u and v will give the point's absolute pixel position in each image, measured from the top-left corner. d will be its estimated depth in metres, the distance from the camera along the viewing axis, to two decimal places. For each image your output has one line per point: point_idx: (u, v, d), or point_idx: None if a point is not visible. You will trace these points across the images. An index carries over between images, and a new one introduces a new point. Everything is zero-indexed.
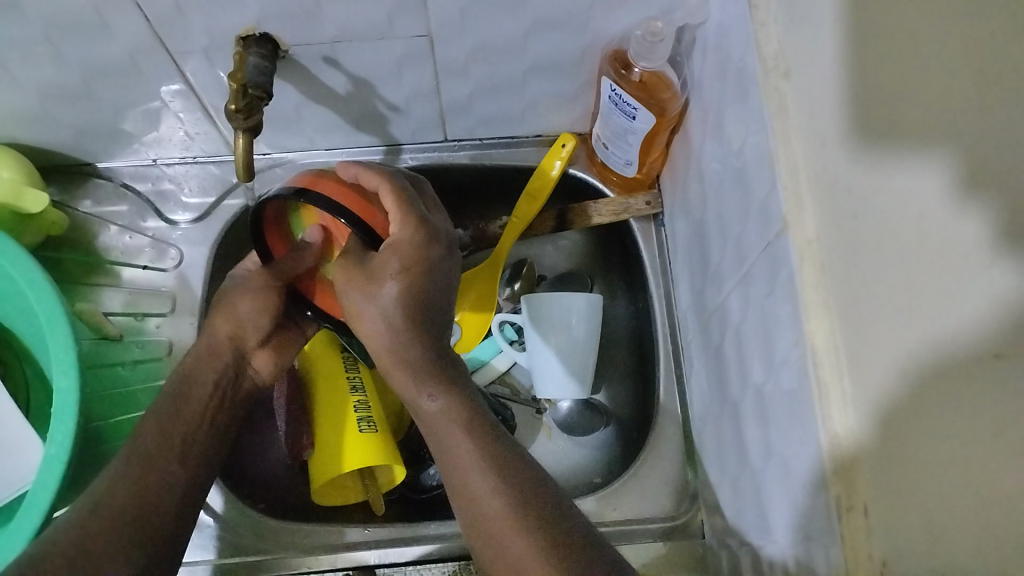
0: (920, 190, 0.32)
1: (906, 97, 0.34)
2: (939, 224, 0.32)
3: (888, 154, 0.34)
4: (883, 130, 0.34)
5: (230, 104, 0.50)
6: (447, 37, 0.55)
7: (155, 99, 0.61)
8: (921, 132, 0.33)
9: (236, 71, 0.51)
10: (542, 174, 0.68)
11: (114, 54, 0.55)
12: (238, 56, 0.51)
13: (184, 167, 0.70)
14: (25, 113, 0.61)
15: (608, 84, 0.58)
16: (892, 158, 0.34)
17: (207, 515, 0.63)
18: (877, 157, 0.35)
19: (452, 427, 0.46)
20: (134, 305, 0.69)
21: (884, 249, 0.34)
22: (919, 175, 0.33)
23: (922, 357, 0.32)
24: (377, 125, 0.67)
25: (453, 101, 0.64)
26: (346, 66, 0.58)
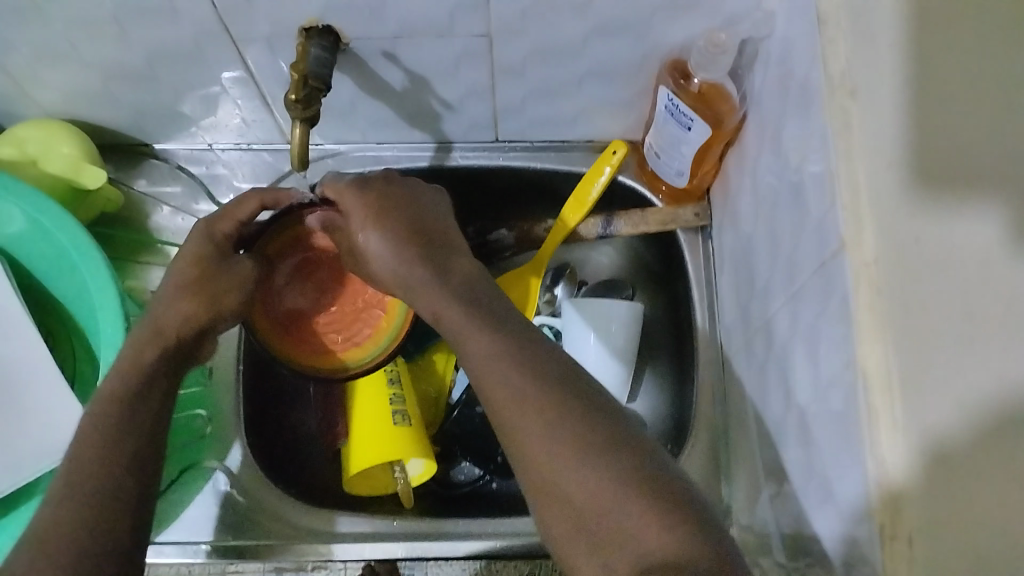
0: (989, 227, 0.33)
1: (979, 135, 0.34)
2: (1001, 264, 0.33)
3: (954, 191, 0.34)
4: (950, 167, 0.34)
5: (291, 93, 0.51)
6: (508, 38, 0.55)
7: (216, 84, 0.62)
8: (992, 168, 0.33)
9: (299, 61, 0.51)
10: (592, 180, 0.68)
11: (179, 38, 0.56)
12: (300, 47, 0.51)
13: (239, 153, 0.71)
14: (89, 91, 0.63)
15: (666, 93, 0.57)
16: (958, 195, 0.34)
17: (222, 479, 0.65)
18: (943, 185, 0.34)
19: (456, 312, 0.47)
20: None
21: (946, 278, 0.34)
22: (991, 213, 0.33)
23: (989, 398, 0.32)
24: (430, 122, 0.67)
25: (507, 101, 0.64)
26: (403, 61, 0.58)
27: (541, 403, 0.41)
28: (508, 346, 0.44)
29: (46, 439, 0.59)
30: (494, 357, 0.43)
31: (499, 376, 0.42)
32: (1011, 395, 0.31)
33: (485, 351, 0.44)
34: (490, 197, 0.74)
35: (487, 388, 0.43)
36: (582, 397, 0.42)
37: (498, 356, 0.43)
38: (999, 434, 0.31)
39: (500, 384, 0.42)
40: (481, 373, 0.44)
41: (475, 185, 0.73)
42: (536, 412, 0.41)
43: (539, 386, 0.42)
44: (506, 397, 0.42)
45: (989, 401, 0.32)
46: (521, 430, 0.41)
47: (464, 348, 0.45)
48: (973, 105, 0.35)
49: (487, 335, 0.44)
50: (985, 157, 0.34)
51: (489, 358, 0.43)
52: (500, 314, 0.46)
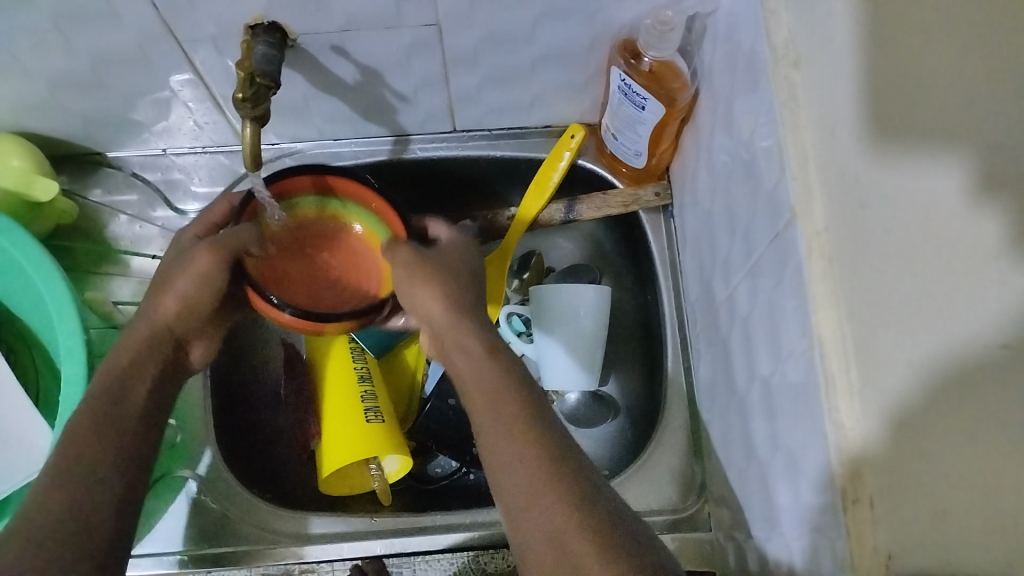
0: (928, 184, 0.34)
1: (917, 97, 0.35)
2: (947, 216, 0.33)
3: (893, 149, 0.35)
4: (890, 124, 0.35)
5: (237, 92, 0.50)
6: (456, 26, 0.55)
7: (165, 88, 0.61)
8: (931, 130, 0.34)
9: (242, 59, 0.50)
10: (552, 165, 0.68)
11: (123, 43, 0.55)
12: (245, 45, 0.50)
13: (194, 157, 0.70)
14: (34, 102, 0.61)
15: (619, 75, 0.57)
16: (900, 151, 0.34)
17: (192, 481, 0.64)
18: (884, 147, 0.35)
19: (480, 383, 0.47)
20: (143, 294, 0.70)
21: (892, 239, 0.34)
22: (931, 173, 0.34)
23: (941, 353, 0.32)
24: (386, 115, 0.66)
25: (461, 90, 0.63)
26: (353, 55, 0.57)
27: (554, 486, 0.41)
28: (523, 430, 0.44)
29: (11, 460, 0.58)
30: (505, 431, 0.44)
31: (507, 459, 0.43)
32: (960, 350, 0.32)
33: (505, 425, 0.44)
34: (452, 188, 0.74)
35: (498, 468, 0.43)
36: (584, 477, 0.42)
37: (513, 438, 0.44)
38: (954, 387, 0.32)
39: (506, 459, 0.43)
40: (501, 450, 0.44)
41: (437, 176, 0.73)
42: (547, 493, 0.41)
43: (551, 468, 0.42)
44: (517, 476, 0.42)
45: (945, 352, 0.32)
46: (523, 513, 0.41)
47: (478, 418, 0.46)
48: (912, 58, 0.35)
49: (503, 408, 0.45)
50: (927, 112, 0.34)
51: (499, 437, 0.44)
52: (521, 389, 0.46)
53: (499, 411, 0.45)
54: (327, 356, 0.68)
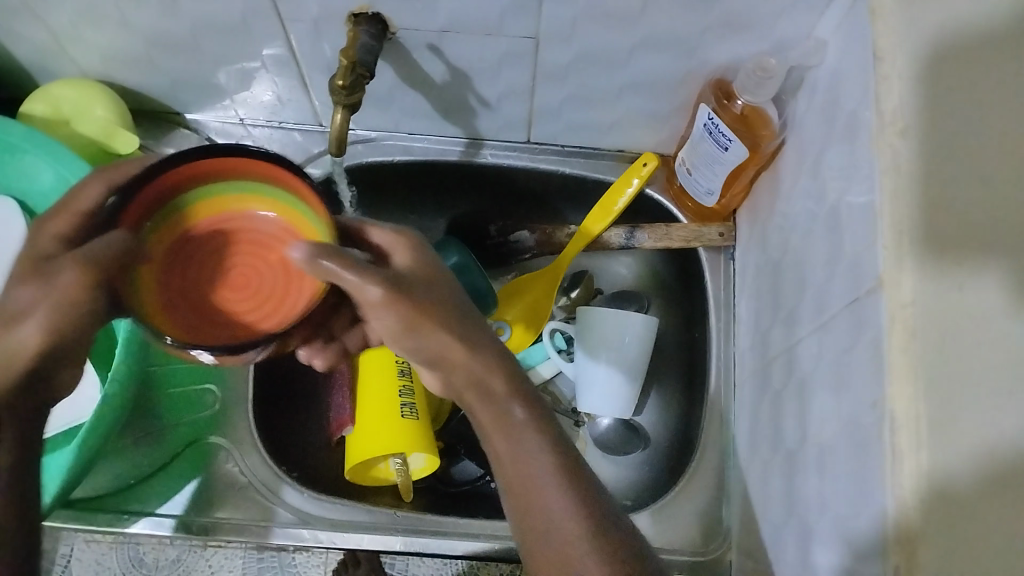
0: (999, 285, 0.34)
1: (992, 198, 0.35)
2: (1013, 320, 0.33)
3: (973, 248, 0.35)
4: (980, 219, 0.35)
5: (338, 78, 0.52)
6: (554, 42, 0.55)
7: (256, 60, 0.62)
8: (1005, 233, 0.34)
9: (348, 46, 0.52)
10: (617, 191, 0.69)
11: (226, 12, 0.56)
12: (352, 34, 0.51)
13: (270, 131, 0.71)
14: (127, 56, 0.62)
15: (707, 112, 0.57)
16: (990, 246, 0.34)
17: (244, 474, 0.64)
18: (969, 242, 0.35)
19: (521, 445, 0.47)
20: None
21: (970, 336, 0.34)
22: (1004, 273, 0.34)
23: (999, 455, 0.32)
24: (465, 117, 0.67)
25: (545, 104, 0.64)
26: (447, 56, 0.58)
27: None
28: (570, 511, 0.45)
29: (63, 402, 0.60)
30: (560, 509, 0.46)
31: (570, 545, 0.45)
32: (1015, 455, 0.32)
33: (553, 503, 0.46)
34: (514, 198, 0.74)
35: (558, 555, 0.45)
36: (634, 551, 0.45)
37: (568, 518, 0.45)
38: (1010, 488, 0.32)
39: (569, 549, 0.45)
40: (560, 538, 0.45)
41: (503, 185, 0.73)
42: None
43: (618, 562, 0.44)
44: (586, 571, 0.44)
45: (1001, 454, 0.32)
46: None
47: (524, 482, 0.47)
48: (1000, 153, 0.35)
49: (546, 474, 0.46)
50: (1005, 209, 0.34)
51: (553, 522, 0.45)
52: (441, 279, 0.48)
53: (547, 480, 0.46)
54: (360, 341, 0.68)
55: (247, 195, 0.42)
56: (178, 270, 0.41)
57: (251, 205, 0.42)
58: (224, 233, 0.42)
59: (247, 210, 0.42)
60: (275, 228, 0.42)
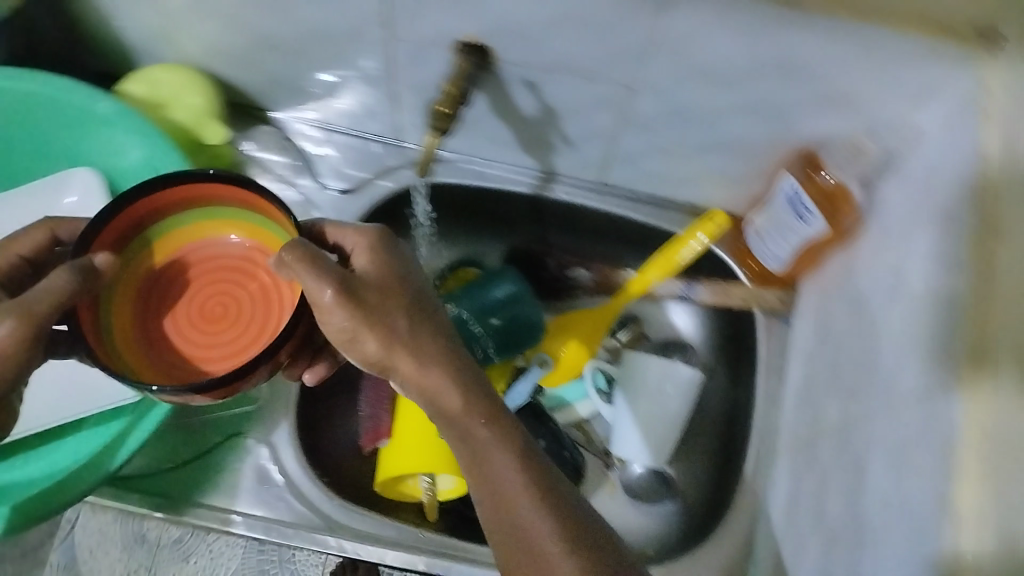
0: None
1: None
2: None
3: None
4: None
5: (441, 106, 0.56)
6: (649, 95, 0.56)
7: (353, 70, 0.63)
8: None
9: (452, 78, 0.56)
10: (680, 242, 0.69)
11: (337, 23, 0.57)
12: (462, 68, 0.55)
13: (349, 139, 0.72)
14: (228, 51, 0.63)
15: (792, 183, 0.58)
16: None
17: (278, 474, 0.65)
18: None
19: (514, 486, 0.43)
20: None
21: None
22: None
23: None
24: (544, 152, 0.67)
25: (626, 151, 0.64)
26: (542, 92, 0.59)
27: None
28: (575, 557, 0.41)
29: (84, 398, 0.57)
30: (562, 556, 0.41)
31: None
32: None
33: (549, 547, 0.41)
34: (576, 235, 0.75)
35: None
36: None
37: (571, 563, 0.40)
38: None
39: None
40: None
41: (568, 223, 0.74)
42: None
43: None
44: None
45: None
46: None
47: (524, 527, 0.42)
48: None
49: (545, 518, 0.42)
50: None
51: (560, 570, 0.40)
52: (408, 281, 0.46)
53: (546, 519, 0.42)
54: None
55: (223, 220, 0.43)
56: (152, 303, 0.43)
57: (216, 231, 0.44)
58: (190, 267, 0.43)
59: (212, 236, 0.44)
60: (242, 251, 0.43)
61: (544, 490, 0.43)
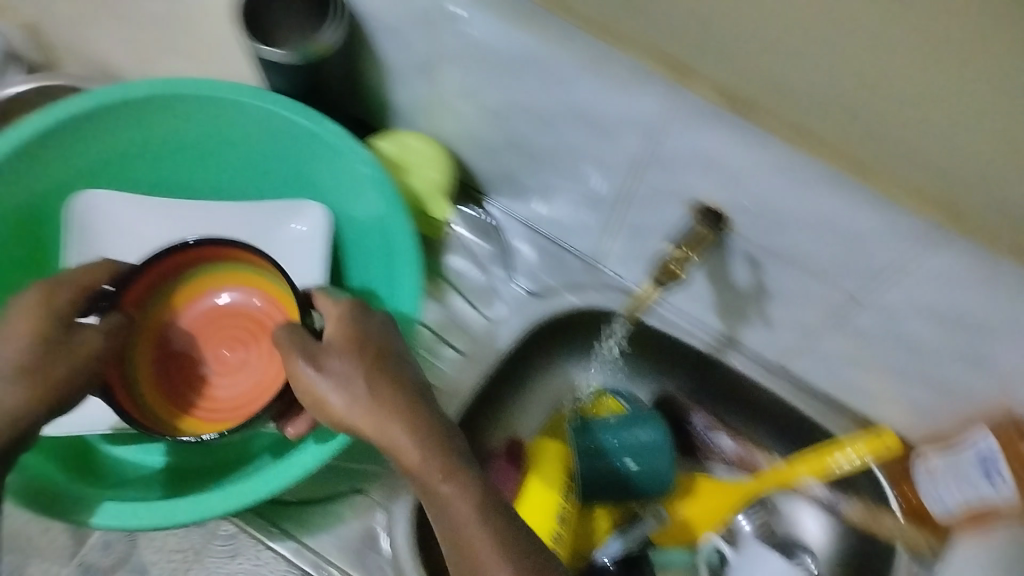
0: None
1: None
2: None
3: None
4: None
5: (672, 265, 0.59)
6: (867, 308, 0.59)
7: (587, 184, 0.66)
8: None
9: (690, 241, 0.59)
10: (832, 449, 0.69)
11: (596, 151, 0.62)
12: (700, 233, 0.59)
13: (550, 244, 0.74)
14: (480, 139, 0.69)
15: (991, 444, 0.58)
16: None
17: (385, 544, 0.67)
18: None
19: None
20: (443, 329, 0.74)
21: None
22: None
23: None
24: (737, 320, 0.70)
25: (818, 347, 0.66)
26: (762, 271, 0.62)
27: None
28: None
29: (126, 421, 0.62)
30: None
31: None
32: None
33: None
34: (734, 404, 0.74)
35: None
36: None
37: None
38: None
39: None
40: None
41: (730, 389, 0.74)
42: None
43: None
44: None
45: None
46: None
47: None
48: None
49: None
50: None
51: None
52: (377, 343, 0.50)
53: None
54: (542, 449, 0.69)
55: (226, 283, 0.63)
56: (172, 358, 0.62)
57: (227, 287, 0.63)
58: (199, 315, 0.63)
59: (212, 287, 0.63)
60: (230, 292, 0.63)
61: (495, 524, 0.44)
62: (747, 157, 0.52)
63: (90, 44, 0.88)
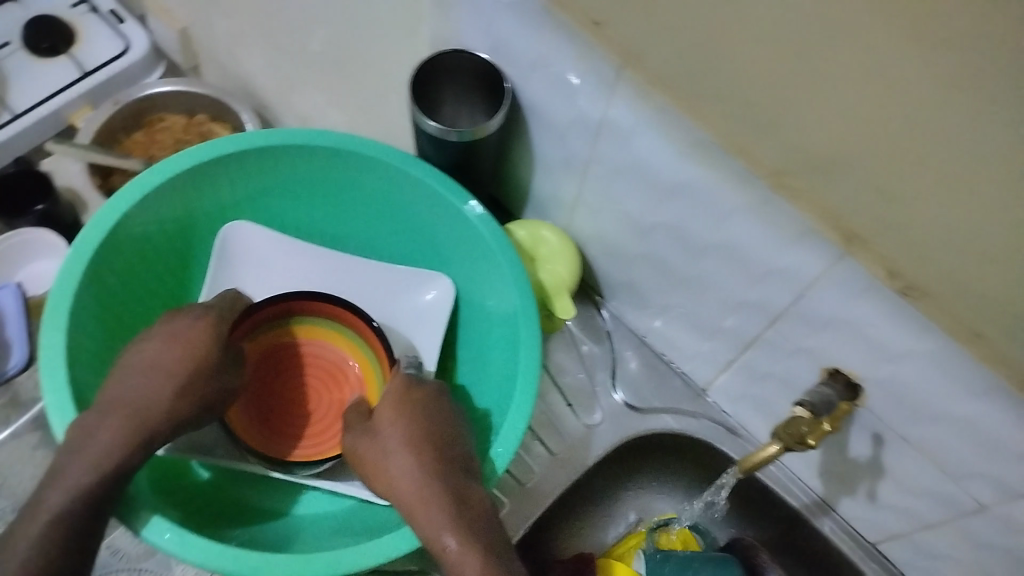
0: None
1: None
2: None
3: None
4: None
5: (810, 439, 0.56)
6: (987, 520, 0.55)
7: (709, 323, 0.64)
8: None
9: (836, 415, 0.56)
10: None
11: (732, 290, 0.59)
12: (847, 409, 0.56)
13: (657, 360, 0.73)
14: (610, 246, 0.67)
15: None
16: None
17: None
18: None
19: None
20: (538, 426, 0.72)
21: None
22: None
23: None
24: (837, 486, 0.65)
25: (922, 540, 0.62)
26: (883, 450, 0.58)
27: None
28: None
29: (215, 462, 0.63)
30: None
31: None
32: None
33: None
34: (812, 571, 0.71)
35: None
36: None
37: None
38: None
39: None
40: None
41: (815, 555, 0.70)
42: None
43: None
44: None
45: None
46: None
47: None
48: None
49: None
50: None
51: None
52: (436, 422, 0.58)
53: None
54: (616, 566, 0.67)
55: (330, 332, 0.69)
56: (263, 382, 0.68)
57: (327, 338, 0.69)
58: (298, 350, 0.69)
59: (316, 337, 0.69)
60: (329, 342, 0.69)
61: None
62: (903, 342, 0.49)
63: (238, 61, 0.89)
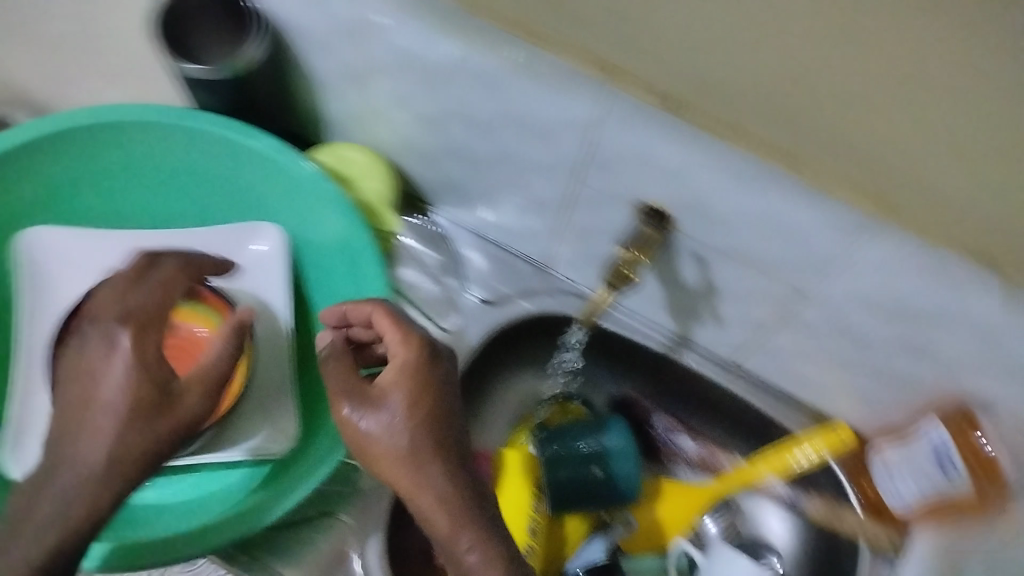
0: None
1: None
2: None
3: None
4: None
5: (628, 271, 0.60)
6: (810, 303, 0.58)
7: (528, 196, 0.65)
8: None
9: (647, 245, 0.59)
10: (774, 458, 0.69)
11: (534, 155, 0.60)
12: (652, 237, 0.59)
13: (496, 250, 0.74)
14: (417, 148, 0.67)
15: (938, 435, 0.57)
16: None
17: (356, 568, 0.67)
18: None
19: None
20: None
21: None
22: None
23: None
24: (688, 318, 0.68)
25: (769, 344, 0.65)
26: (709, 269, 0.61)
27: None
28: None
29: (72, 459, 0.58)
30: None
31: None
32: None
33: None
34: (688, 403, 0.74)
35: None
36: None
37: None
38: None
39: None
40: None
41: (687, 389, 0.74)
42: None
43: None
44: None
45: None
46: None
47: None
48: None
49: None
50: None
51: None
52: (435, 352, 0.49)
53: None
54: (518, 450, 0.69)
55: None
56: None
57: None
58: None
59: None
60: None
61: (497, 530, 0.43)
62: (686, 155, 0.51)
63: None
